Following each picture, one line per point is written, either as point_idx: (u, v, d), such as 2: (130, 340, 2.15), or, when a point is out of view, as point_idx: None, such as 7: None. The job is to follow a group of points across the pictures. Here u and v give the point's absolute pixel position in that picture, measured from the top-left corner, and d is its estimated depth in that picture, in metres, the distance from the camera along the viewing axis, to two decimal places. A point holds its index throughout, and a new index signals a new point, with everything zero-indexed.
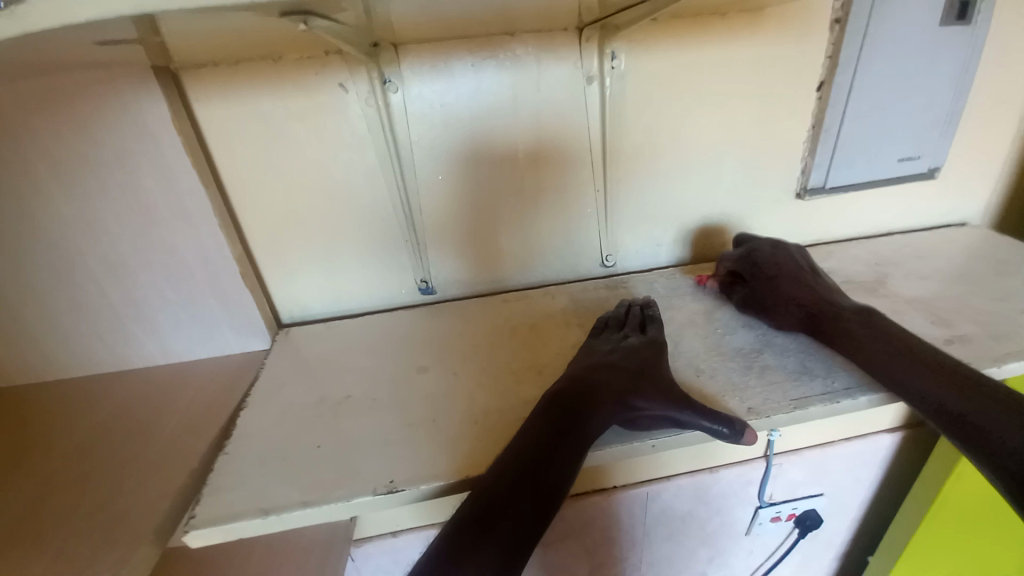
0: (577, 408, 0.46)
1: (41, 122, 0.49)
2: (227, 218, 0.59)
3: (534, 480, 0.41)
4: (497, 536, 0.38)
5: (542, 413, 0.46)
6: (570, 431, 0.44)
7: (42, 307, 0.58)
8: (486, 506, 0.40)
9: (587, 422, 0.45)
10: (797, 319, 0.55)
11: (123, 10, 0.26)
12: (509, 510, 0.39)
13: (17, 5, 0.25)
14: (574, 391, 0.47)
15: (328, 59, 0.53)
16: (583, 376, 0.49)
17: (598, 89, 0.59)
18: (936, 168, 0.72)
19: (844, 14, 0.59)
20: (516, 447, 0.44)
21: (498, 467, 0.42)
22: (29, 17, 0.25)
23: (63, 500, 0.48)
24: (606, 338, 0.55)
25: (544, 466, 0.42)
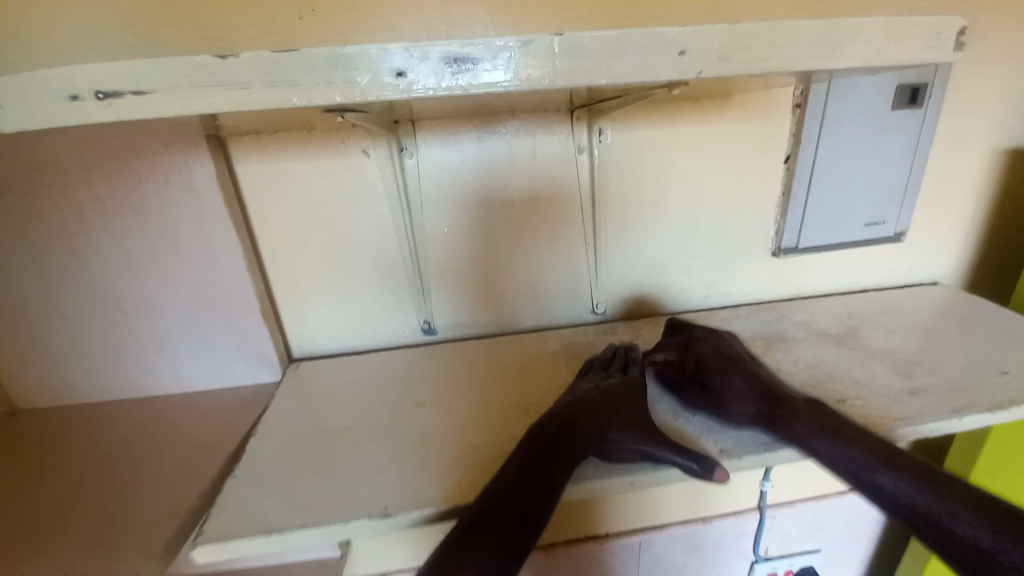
0: (557, 441, 0.50)
1: (105, 176, 0.57)
2: (253, 261, 0.65)
3: (520, 491, 0.46)
4: (486, 540, 0.43)
5: (527, 445, 0.50)
6: (553, 447, 0.49)
7: (81, 334, 0.65)
8: (472, 517, 0.45)
9: (565, 455, 0.49)
10: (746, 408, 0.54)
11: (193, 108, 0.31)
12: (493, 527, 0.44)
13: (114, 98, 0.30)
14: (558, 417, 0.53)
15: (354, 130, 0.62)
16: (567, 411, 0.53)
17: (587, 158, 0.67)
18: (902, 232, 0.78)
19: (803, 100, 0.67)
20: (504, 467, 0.49)
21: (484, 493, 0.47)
22: (122, 108, 0.31)
23: (82, 518, 0.52)
24: (590, 377, 0.60)
25: (525, 494, 0.46)
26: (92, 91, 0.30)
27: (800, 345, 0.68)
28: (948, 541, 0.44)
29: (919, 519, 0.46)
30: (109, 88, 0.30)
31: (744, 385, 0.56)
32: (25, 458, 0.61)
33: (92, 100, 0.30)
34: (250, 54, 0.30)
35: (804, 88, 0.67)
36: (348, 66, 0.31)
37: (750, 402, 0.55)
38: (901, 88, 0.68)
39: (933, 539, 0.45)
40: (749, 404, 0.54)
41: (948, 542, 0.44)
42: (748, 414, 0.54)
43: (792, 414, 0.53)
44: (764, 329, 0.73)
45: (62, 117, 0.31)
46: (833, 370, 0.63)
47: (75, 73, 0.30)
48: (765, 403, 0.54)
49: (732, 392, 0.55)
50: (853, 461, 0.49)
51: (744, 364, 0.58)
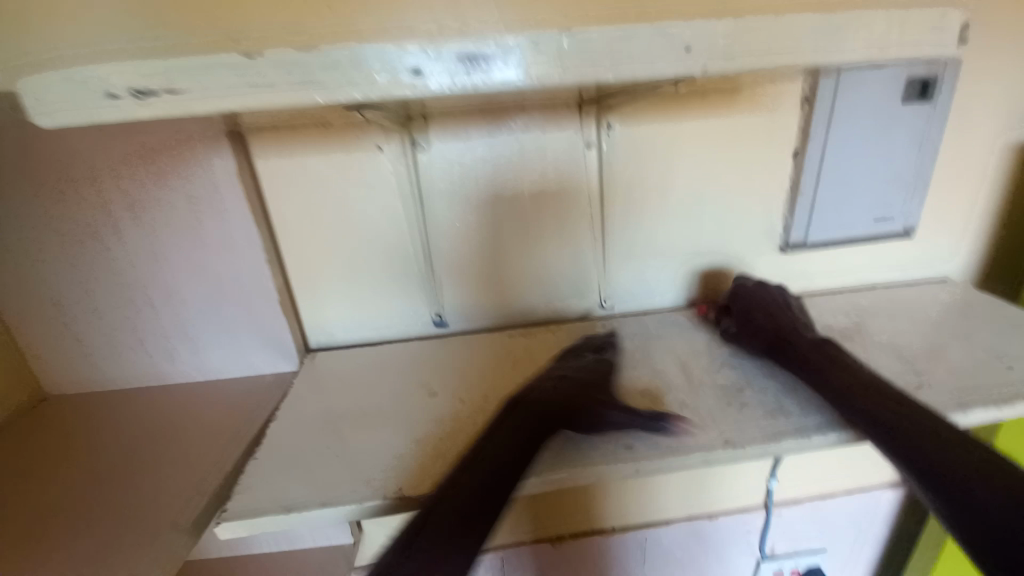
0: (536, 423, 0.53)
1: (133, 171, 0.60)
2: (272, 253, 0.68)
3: (505, 469, 0.49)
4: (477, 513, 0.45)
5: (508, 427, 0.53)
6: (540, 431, 0.53)
7: (110, 323, 0.68)
8: (467, 505, 0.46)
9: (542, 434, 0.53)
10: (756, 342, 0.63)
11: (223, 105, 0.33)
12: (481, 502, 0.46)
13: (150, 96, 0.32)
14: (544, 405, 0.55)
15: (368, 126, 0.64)
16: (544, 394, 0.56)
17: (596, 152, 0.68)
18: (912, 228, 0.78)
19: (812, 94, 0.68)
20: (490, 446, 0.51)
21: (467, 471, 0.49)
22: (156, 105, 0.33)
23: (112, 496, 0.54)
24: (563, 362, 0.63)
25: (510, 470, 0.49)
26: (129, 89, 0.32)
27: None
28: (961, 500, 0.42)
29: (932, 475, 0.44)
30: (145, 86, 0.32)
31: (761, 320, 0.64)
32: (57, 442, 0.64)
33: (130, 98, 0.32)
34: (275, 54, 0.32)
35: (812, 83, 0.67)
36: (369, 65, 0.32)
37: (761, 339, 0.63)
38: (910, 82, 0.68)
39: (945, 498, 0.43)
40: (760, 339, 0.63)
41: (961, 501, 0.42)
42: (761, 346, 0.62)
43: (792, 350, 0.59)
44: None
45: (98, 113, 0.33)
46: None
47: (114, 73, 0.32)
48: (774, 340, 0.61)
49: (750, 329, 0.64)
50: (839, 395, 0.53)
51: (771, 307, 0.65)
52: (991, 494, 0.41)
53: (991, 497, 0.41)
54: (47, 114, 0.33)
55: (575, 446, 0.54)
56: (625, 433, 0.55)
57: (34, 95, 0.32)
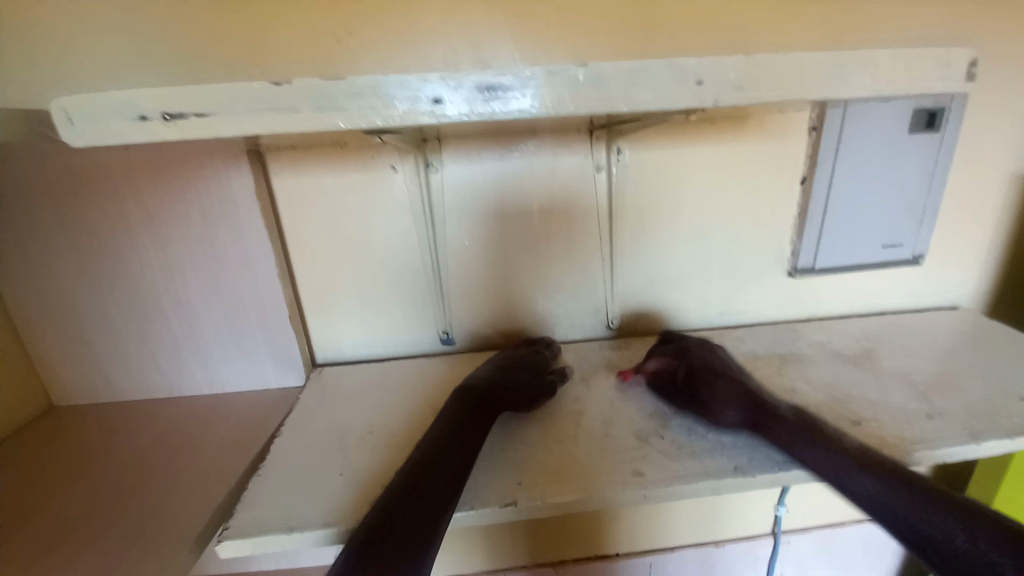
0: (472, 416, 0.56)
1: (153, 186, 0.62)
2: (284, 268, 0.69)
3: (454, 451, 0.50)
4: (434, 489, 0.46)
5: (444, 422, 0.55)
6: (479, 420, 0.55)
7: (121, 334, 0.69)
8: (428, 502, 0.44)
9: (482, 423, 0.55)
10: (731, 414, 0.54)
11: (249, 130, 0.34)
12: (435, 479, 0.47)
13: (179, 119, 0.33)
14: (477, 401, 0.58)
15: (383, 146, 0.65)
16: (470, 394, 0.59)
17: (606, 175, 0.69)
18: (920, 255, 0.78)
19: (819, 123, 0.69)
20: (434, 437, 0.53)
21: (415, 459, 0.50)
22: (184, 128, 0.34)
23: (115, 509, 0.54)
24: (490, 369, 0.65)
25: (457, 453, 0.51)
26: (159, 113, 0.33)
27: (816, 365, 0.69)
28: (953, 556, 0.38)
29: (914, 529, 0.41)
30: (175, 110, 0.33)
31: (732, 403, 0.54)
32: (63, 452, 0.64)
33: (159, 121, 0.33)
34: (302, 82, 0.33)
35: (820, 112, 0.68)
36: (390, 94, 0.33)
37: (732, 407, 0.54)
38: (917, 112, 0.69)
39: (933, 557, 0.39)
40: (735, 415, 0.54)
41: (955, 561, 0.38)
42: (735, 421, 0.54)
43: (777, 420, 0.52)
44: (779, 349, 0.73)
45: (128, 135, 0.34)
46: (848, 391, 0.63)
47: (145, 97, 0.33)
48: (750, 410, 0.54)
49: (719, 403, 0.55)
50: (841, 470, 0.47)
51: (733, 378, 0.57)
52: (970, 540, 0.38)
53: (972, 549, 0.38)
54: (74, 134, 0.33)
55: (583, 470, 0.53)
56: (633, 460, 0.54)
57: (65, 116, 0.33)
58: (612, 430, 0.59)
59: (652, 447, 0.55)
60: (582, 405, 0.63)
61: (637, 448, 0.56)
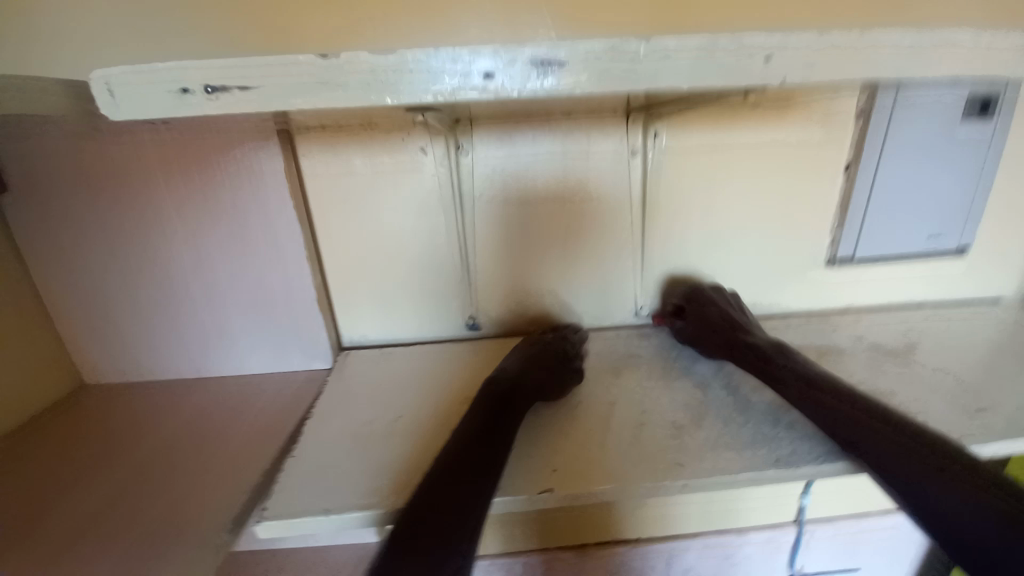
0: (500, 404, 0.55)
1: (183, 166, 0.61)
2: (313, 251, 0.68)
3: (484, 441, 0.50)
4: (464, 481, 0.46)
5: (473, 412, 0.54)
6: (506, 407, 0.54)
7: (151, 315, 0.69)
8: (462, 494, 0.44)
9: (511, 410, 0.54)
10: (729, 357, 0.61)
11: (292, 105, 0.32)
12: (465, 471, 0.46)
13: (222, 94, 0.32)
14: (505, 389, 0.57)
15: (414, 128, 0.64)
16: (497, 382, 0.58)
17: (641, 160, 0.67)
18: (965, 246, 0.75)
19: (868, 109, 0.65)
20: (463, 427, 0.52)
21: (444, 451, 0.49)
22: (228, 104, 0.32)
23: (153, 488, 0.55)
24: (515, 355, 0.64)
25: (488, 443, 0.50)
26: (202, 86, 0.32)
27: (854, 358, 0.66)
28: (951, 510, 0.40)
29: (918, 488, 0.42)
30: (218, 84, 0.32)
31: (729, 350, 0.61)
32: (99, 429, 0.65)
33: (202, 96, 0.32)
34: (350, 55, 0.31)
35: (869, 96, 0.65)
36: (438, 69, 0.32)
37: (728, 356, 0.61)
38: (972, 98, 0.65)
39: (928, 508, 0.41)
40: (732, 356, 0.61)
41: (954, 513, 0.40)
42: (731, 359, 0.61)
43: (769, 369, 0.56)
44: (814, 341, 0.71)
45: (171, 109, 0.33)
46: (889, 387, 0.61)
47: (188, 70, 0.31)
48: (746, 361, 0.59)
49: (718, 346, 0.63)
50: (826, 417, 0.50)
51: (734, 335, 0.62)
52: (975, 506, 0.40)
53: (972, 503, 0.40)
54: (115, 108, 0.32)
55: (618, 461, 0.52)
56: (669, 451, 0.53)
57: (104, 88, 0.32)
58: (646, 421, 0.58)
59: (688, 439, 0.54)
60: (614, 395, 0.62)
61: (672, 440, 0.55)
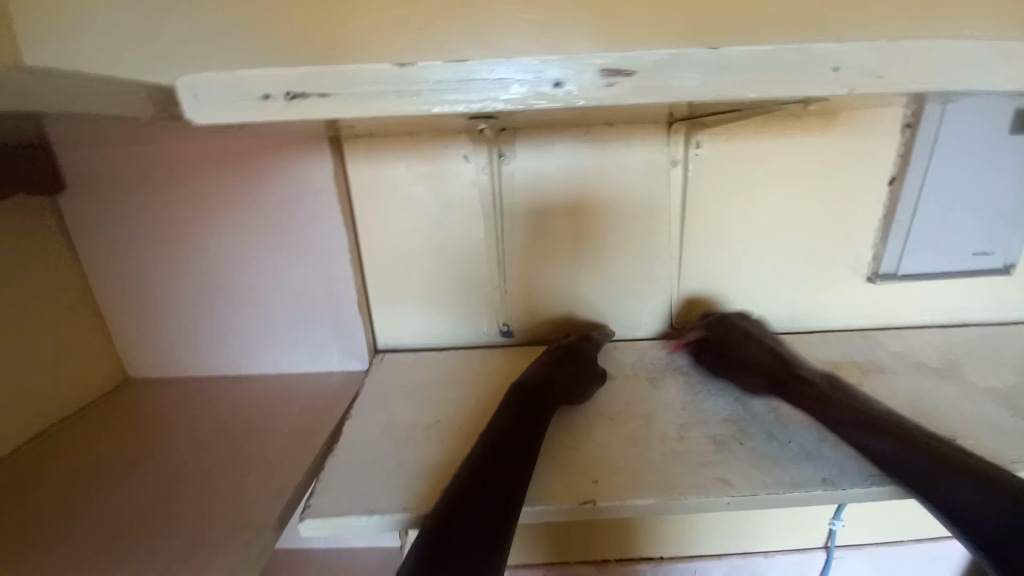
0: (524, 412, 0.54)
1: (236, 169, 0.63)
2: (355, 255, 0.69)
3: (508, 450, 0.49)
4: (491, 489, 0.44)
5: (498, 421, 0.54)
6: (531, 415, 0.54)
7: (196, 313, 0.71)
8: (489, 502, 0.43)
9: (535, 417, 0.54)
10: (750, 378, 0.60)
11: (366, 110, 0.34)
12: (491, 479, 0.45)
13: (300, 99, 0.33)
14: (530, 397, 0.57)
15: (458, 135, 0.65)
16: (520, 391, 0.58)
17: (681, 170, 0.67)
18: (1012, 264, 0.73)
19: (914, 120, 0.65)
20: (488, 436, 0.51)
21: (469, 461, 0.48)
22: (305, 108, 0.34)
23: (198, 482, 0.56)
24: (540, 363, 0.65)
25: (513, 451, 0.49)
26: (283, 92, 0.33)
27: (898, 376, 0.65)
28: (965, 511, 0.39)
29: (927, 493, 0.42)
30: (297, 90, 0.33)
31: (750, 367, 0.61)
32: (143, 423, 0.67)
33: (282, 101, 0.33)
34: (423, 64, 0.32)
35: (916, 108, 0.64)
36: (507, 76, 0.33)
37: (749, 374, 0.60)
38: (1021, 111, 0.64)
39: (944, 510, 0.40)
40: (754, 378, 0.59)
41: (967, 515, 0.39)
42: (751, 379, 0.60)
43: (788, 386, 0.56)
44: (855, 357, 0.69)
45: (251, 114, 0.34)
46: (937, 405, 0.59)
47: (270, 76, 0.33)
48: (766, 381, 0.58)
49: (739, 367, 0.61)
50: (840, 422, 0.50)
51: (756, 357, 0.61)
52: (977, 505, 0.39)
53: (981, 503, 0.39)
54: (199, 111, 0.34)
55: (658, 474, 0.52)
56: (711, 466, 0.52)
57: (190, 92, 0.34)
58: (686, 434, 0.57)
59: (730, 453, 0.54)
60: (651, 405, 0.62)
61: (714, 453, 0.54)
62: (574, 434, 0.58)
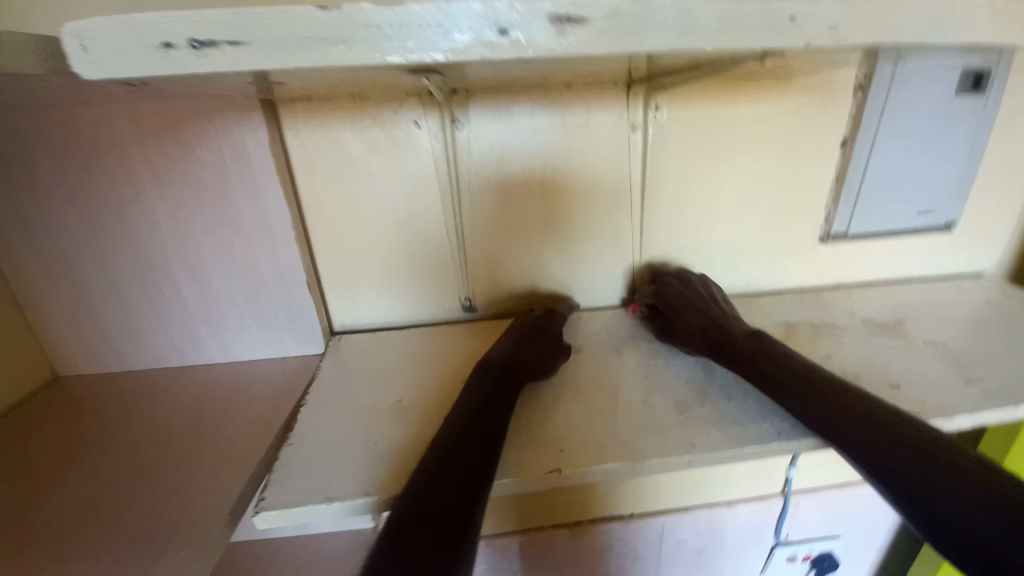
0: (490, 392, 0.53)
1: (158, 140, 0.57)
2: (301, 232, 0.65)
3: (474, 432, 0.47)
4: (458, 475, 0.43)
5: (463, 403, 0.52)
6: (498, 394, 0.53)
7: (128, 300, 0.65)
8: (456, 489, 0.41)
9: (501, 396, 0.53)
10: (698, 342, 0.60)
11: (287, 63, 0.30)
12: (458, 465, 0.44)
13: (208, 49, 0.29)
14: (495, 376, 0.55)
15: (406, 99, 0.60)
16: (485, 371, 0.56)
17: (641, 135, 0.66)
18: (952, 222, 0.77)
19: (867, 82, 0.65)
20: (453, 419, 0.50)
21: (434, 446, 0.46)
22: (216, 60, 0.29)
23: (140, 480, 0.52)
24: (504, 340, 0.63)
25: (479, 433, 0.47)
26: (187, 41, 0.29)
27: (849, 333, 0.67)
28: (944, 512, 0.37)
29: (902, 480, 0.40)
30: (205, 38, 0.29)
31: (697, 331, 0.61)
32: (76, 421, 0.61)
33: (187, 52, 0.29)
34: (350, 8, 0.29)
35: (869, 70, 0.65)
36: (448, 23, 0.29)
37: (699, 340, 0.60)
38: (966, 71, 0.66)
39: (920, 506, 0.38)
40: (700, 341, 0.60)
41: (946, 515, 0.37)
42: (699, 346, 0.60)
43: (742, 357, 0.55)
44: (811, 317, 0.71)
45: (153, 68, 0.29)
46: (884, 359, 0.62)
47: (171, 21, 0.28)
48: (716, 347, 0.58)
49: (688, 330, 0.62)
50: (794, 398, 0.49)
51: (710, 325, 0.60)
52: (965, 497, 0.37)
53: (963, 499, 0.37)
54: (89, 65, 0.29)
55: (623, 440, 0.52)
56: (673, 429, 0.53)
57: (75, 42, 0.29)
58: (650, 399, 0.57)
59: (692, 416, 0.55)
60: (617, 375, 0.62)
61: (677, 416, 0.55)
62: (540, 407, 0.57)
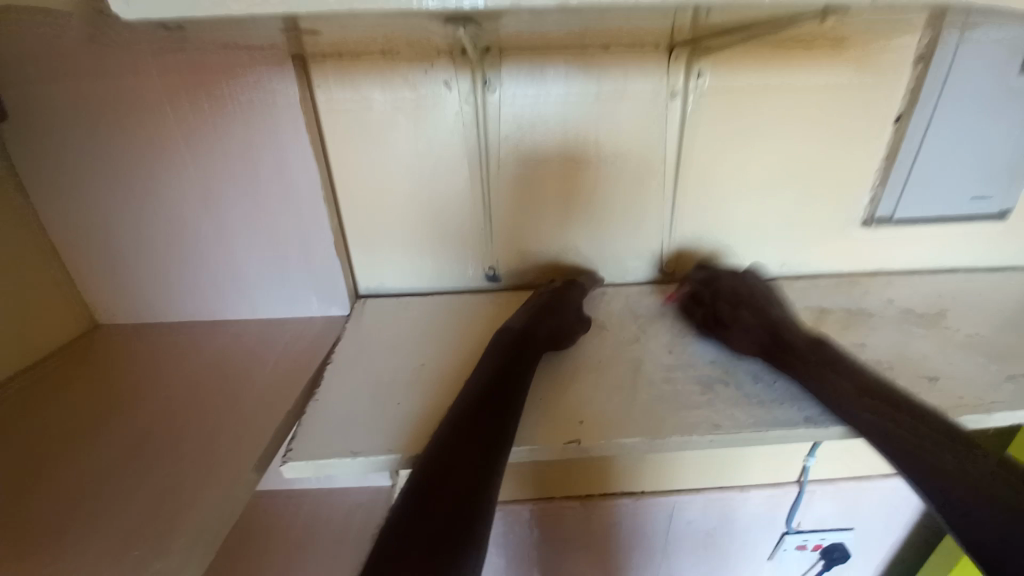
0: (508, 360, 0.53)
1: (191, 94, 0.57)
2: (329, 193, 0.65)
3: (493, 397, 0.48)
4: (478, 438, 0.43)
5: (482, 369, 0.52)
6: (516, 363, 0.53)
7: (163, 254, 0.67)
8: (476, 449, 0.42)
9: (519, 364, 0.53)
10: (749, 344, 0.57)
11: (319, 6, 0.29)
12: (477, 429, 0.44)
13: None
14: (513, 345, 0.55)
15: (438, 58, 0.59)
16: (503, 341, 0.56)
17: (680, 103, 0.63)
18: (1008, 210, 0.72)
19: (929, 52, 0.61)
20: (473, 384, 0.50)
21: (455, 410, 0.47)
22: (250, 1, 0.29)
23: (174, 425, 0.55)
24: (523, 311, 0.62)
25: (498, 399, 0.48)
26: None
27: (883, 321, 0.65)
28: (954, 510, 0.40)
29: (932, 479, 0.42)
30: None
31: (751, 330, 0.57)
32: (115, 368, 0.65)
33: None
34: None
35: (932, 38, 0.60)
36: None
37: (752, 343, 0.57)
38: None
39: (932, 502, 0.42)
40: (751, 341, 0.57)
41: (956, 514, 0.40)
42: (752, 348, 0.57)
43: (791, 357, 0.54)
44: (844, 303, 0.69)
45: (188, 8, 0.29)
46: (920, 350, 0.59)
47: None
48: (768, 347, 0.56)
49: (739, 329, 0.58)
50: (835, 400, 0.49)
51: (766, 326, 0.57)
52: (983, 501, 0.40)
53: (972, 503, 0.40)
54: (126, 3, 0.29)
55: (644, 415, 0.52)
56: (695, 408, 0.52)
57: None
58: (672, 377, 0.57)
59: (715, 394, 0.54)
60: (639, 351, 0.61)
61: (700, 395, 0.54)
62: (560, 378, 0.57)
